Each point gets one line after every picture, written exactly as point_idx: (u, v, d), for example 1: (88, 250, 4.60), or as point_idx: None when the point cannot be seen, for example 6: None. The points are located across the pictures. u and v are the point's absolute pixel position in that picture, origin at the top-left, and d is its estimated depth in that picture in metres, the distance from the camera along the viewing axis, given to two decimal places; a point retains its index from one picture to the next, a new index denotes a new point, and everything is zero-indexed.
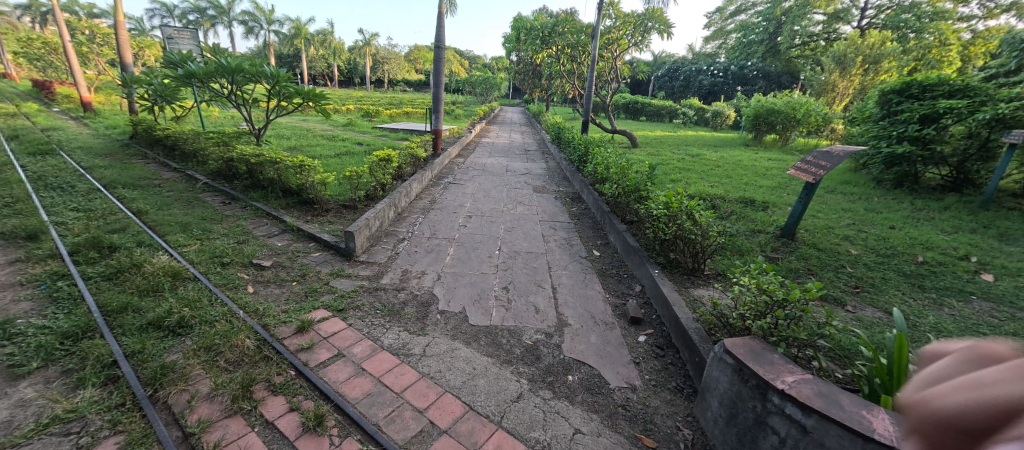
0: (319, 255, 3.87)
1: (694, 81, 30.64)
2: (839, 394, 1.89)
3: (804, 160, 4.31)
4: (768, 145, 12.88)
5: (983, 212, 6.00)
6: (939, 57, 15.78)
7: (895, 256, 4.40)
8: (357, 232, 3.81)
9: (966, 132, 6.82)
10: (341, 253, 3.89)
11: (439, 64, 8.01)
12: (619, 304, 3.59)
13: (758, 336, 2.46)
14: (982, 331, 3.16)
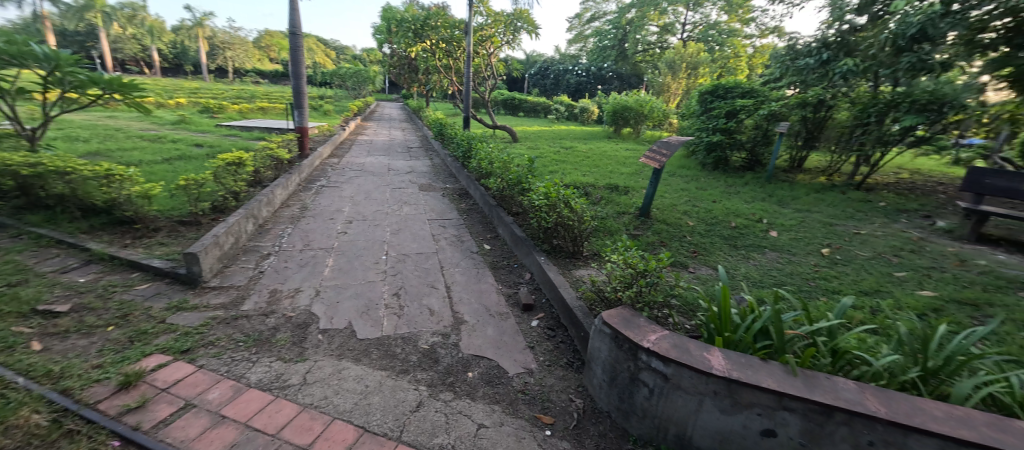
0: (148, 287, 3.17)
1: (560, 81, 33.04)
2: (687, 342, 2.22)
3: (652, 150, 4.86)
4: (625, 137, 14.48)
5: (770, 185, 7.70)
6: (735, 66, 19.86)
7: (718, 224, 5.35)
8: (201, 253, 3.23)
9: (756, 125, 8.76)
10: (182, 281, 3.26)
11: (298, 54, 7.21)
12: (511, 294, 3.68)
13: (628, 304, 2.75)
14: (774, 273, 4.05)
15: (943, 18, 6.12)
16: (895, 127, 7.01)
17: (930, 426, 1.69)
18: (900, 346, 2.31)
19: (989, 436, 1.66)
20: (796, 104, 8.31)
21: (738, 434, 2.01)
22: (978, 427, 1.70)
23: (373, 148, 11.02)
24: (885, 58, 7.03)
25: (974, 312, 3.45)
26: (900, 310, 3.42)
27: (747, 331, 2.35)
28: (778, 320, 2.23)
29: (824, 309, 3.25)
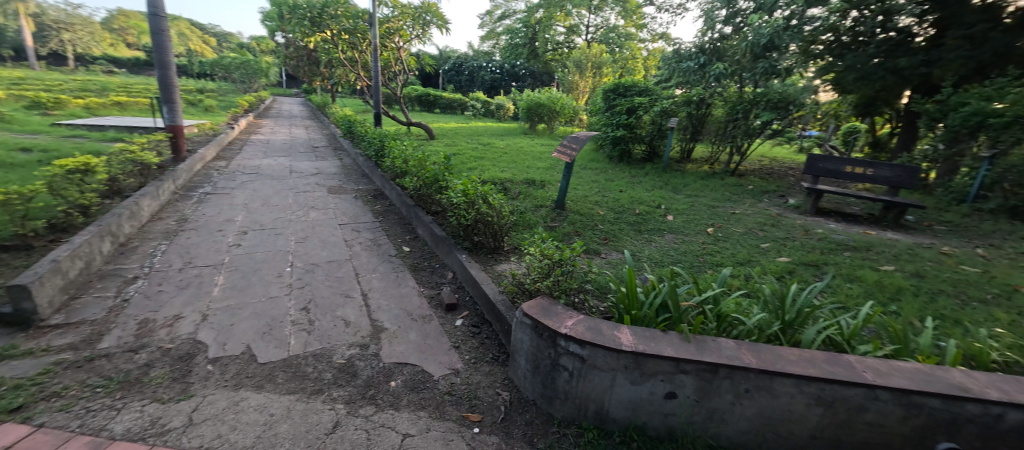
0: None
1: (475, 78, 33.06)
2: (598, 323, 2.34)
3: (563, 144, 5.02)
4: (539, 133, 14.92)
5: (667, 175, 8.47)
6: (634, 67, 21.58)
7: (624, 211, 5.76)
8: (33, 285, 2.64)
9: (652, 121, 9.59)
10: (6, 321, 2.63)
11: (160, 39, 6.21)
12: (433, 295, 3.58)
13: (546, 294, 2.85)
14: (672, 253, 4.48)
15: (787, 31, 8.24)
16: (756, 122, 8.34)
17: (789, 369, 2.01)
18: (766, 306, 2.79)
19: (828, 370, 2.04)
20: (682, 103, 9.32)
21: (647, 401, 2.19)
22: (819, 364, 2.07)
23: (271, 147, 9.98)
24: (747, 63, 8.48)
25: (820, 272, 4.19)
26: (763, 274, 4.07)
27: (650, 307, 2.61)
28: (674, 295, 2.51)
29: (712, 281, 3.70)
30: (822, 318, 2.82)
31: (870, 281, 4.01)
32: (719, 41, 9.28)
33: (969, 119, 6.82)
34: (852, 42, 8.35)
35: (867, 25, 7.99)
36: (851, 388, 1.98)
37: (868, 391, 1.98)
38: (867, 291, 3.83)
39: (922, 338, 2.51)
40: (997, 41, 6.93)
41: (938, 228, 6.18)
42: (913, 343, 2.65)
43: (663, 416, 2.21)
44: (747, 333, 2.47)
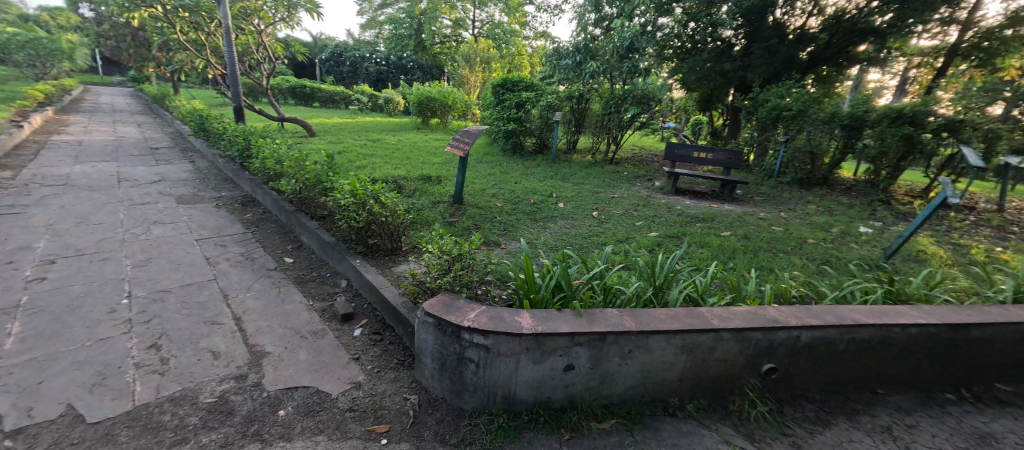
0: None
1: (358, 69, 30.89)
2: (498, 312, 2.42)
3: (456, 138, 4.94)
4: (433, 128, 14.56)
5: (557, 166, 8.93)
6: (521, 63, 22.31)
7: (520, 201, 5.93)
8: None
9: (540, 115, 9.97)
10: None
11: None
12: (325, 308, 3.25)
13: (447, 290, 2.81)
14: (566, 237, 4.74)
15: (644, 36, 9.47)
16: (626, 116, 9.31)
17: (659, 327, 2.38)
18: (641, 275, 3.28)
19: (688, 322, 2.48)
20: (565, 97, 9.85)
21: (549, 377, 2.37)
22: (681, 319, 2.50)
23: (88, 151, 7.99)
24: (614, 63, 9.72)
25: (681, 242, 4.82)
26: (639, 248, 4.54)
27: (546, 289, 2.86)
28: (566, 275, 2.82)
29: (598, 258, 4.01)
30: (684, 280, 3.30)
31: (715, 246, 4.79)
32: (590, 41, 10.40)
33: (771, 113, 8.96)
34: (691, 48, 10.21)
35: (700, 35, 9.69)
36: (704, 334, 2.44)
37: (715, 334, 2.46)
38: (713, 254, 4.56)
39: (749, 285, 3.17)
40: (784, 53, 9.21)
41: (758, 199, 7.58)
42: (745, 291, 3.27)
43: (564, 388, 2.42)
44: (627, 299, 2.94)
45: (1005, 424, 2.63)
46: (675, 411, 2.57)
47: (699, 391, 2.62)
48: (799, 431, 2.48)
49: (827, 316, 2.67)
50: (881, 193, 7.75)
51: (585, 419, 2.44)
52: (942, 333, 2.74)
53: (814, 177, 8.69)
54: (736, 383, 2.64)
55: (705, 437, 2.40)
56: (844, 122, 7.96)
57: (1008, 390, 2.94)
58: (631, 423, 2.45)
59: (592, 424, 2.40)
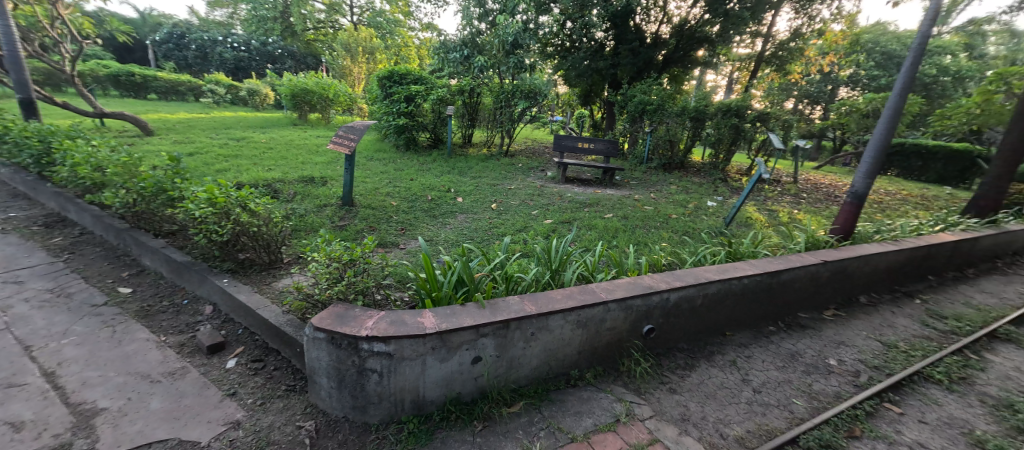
0: None
1: (209, 55, 26.44)
2: (399, 315, 2.33)
3: (338, 135, 4.48)
4: (314, 124, 13.27)
5: (453, 160, 8.77)
6: (408, 54, 21.36)
7: (417, 198, 5.67)
8: None
9: (433, 109, 9.57)
10: None
11: None
12: (184, 341, 2.72)
13: (340, 301, 2.56)
14: (468, 232, 4.66)
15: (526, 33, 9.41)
16: (517, 110, 9.62)
17: (556, 307, 2.58)
18: (539, 261, 3.41)
19: (580, 299, 2.74)
20: (457, 91, 9.73)
21: (457, 373, 2.38)
22: (575, 296, 2.75)
23: None
24: (501, 58, 9.81)
25: (573, 227, 5.09)
26: (536, 236, 4.69)
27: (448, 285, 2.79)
28: (467, 268, 2.78)
29: (499, 249, 4.05)
30: (576, 260, 3.51)
31: (601, 227, 5.16)
32: (477, 35, 10.13)
33: (639, 107, 9.98)
34: (570, 46, 10.93)
35: (575, 35, 10.38)
36: (595, 307, 2.74)
37: (604, 307, 2.78)
38: (600, 235, 4.93)
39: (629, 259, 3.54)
40: (645, 54, 10.43)
41: (633, 184, 8.39)
42: (626, 265, 3.63)
43: (473, 380, 2.46)
44: (528, 285, 3.01)
45: (808, 343, 3.61)
46: (576, 382, 2.83)
47: (595, 360, 2.93)
48: (673, 377, 3.00)
49: (688, 277, 3.26)
50: (720, 173, 9.35)
51: (495, 406, 2.52)
52: (766, 281, 3.60)
53: (673, 160, 9.92)
54: (625, 347, 3.03)
55: (603, 398, 2.71)
56: (691, 115, 9.54)
57: (808, 316, 4.04)
58: (539, 401, 2.61)
59: (502, 410, 2.49)
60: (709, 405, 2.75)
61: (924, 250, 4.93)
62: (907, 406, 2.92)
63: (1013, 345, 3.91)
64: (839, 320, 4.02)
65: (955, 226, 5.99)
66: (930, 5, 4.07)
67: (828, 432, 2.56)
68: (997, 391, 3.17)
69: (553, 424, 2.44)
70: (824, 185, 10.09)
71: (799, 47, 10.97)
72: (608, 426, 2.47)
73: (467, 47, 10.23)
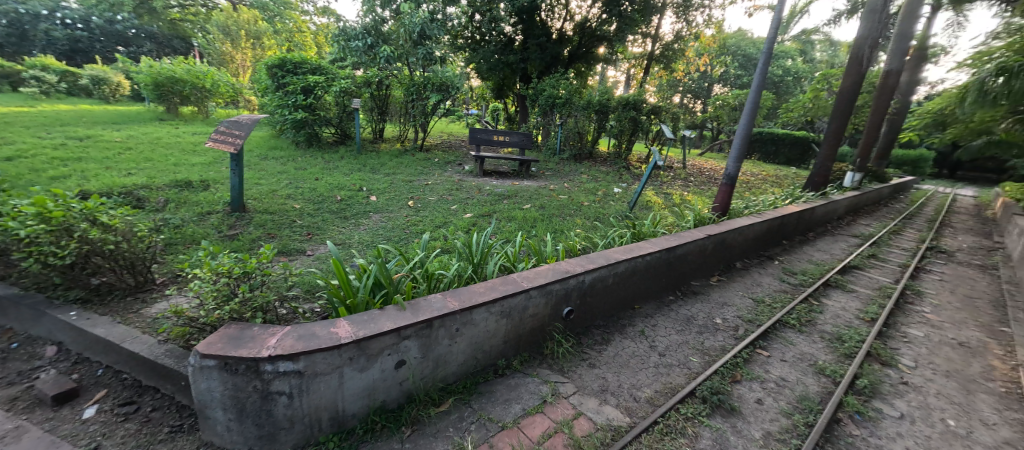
0: None
1: (32, 34, 21.46)
2: (308, 327, 2.10)
3: (218, 131, 3.90)
4: (188, 118, 11.52)
5: (362, 157, 8.20)
6: (301, 40, 19.57)
7: (323, 200, 5.17)
8: None
9: (335, 102, 8.84)
10: None
11: None
12: (17, 395, 2.17)
13: (232, 321, 2.22)
14: (382, 232, 4.39)
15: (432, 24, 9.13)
16: (430, 103, 9.30)
17: (479, 301, 2.53)
18: (460, 256, 3.31)
19: (502, 289, 2.72)
20: (363, 83, 9.11)
21: (379, 380, 2.23)
22: (497, 288, 2.73)
23: None
24: (408, 49, 9.39)
25: (492, 220, 5.07)
26: (456, 231, 4.57)
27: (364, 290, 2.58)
28: (384, 270, 2.59)
29: (417, 247, 3.87)
30: (497, 252, 3.49)
31: (520, 218, 5.21)
32: (380, 23, 9.70)
33: (549, 100, 10.29)
34: (479, 39, 10.82)
35: (486, 27, 10.21)
36: (518, 296, 2.74)
37: (526, 294, 2.80)
38: (518, 226, 4.96)
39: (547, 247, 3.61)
40: (552, 49, 10.74)
41: (548, 174, 8.62)
42: (545, 253, 3.69)
43: (398, 386, 2.32)
44: (450, 281, 2.91)
45: (699, 306, 4.01)
46: (504, 371, 2.82)
47: (521, 347, 2.94)
48: (592, 353, 3.13)
49: (600, 259, 3.42)
50: (624, 162, 10.06)
51: (423, 408, 2.41)
52: (665, 257, 3.93)
53: (583, 151, 10.43)
54: (547, 331, 3.09)
55: (529, 383, 2.74)
56: (595, 108, 10.09)
57: (699, 283, 4.50)
58: (468, 396, 2.56)
59: (430, 410, 2.39)
60: (624, 373, 2.93)
61: (779, 220, 5.81)
62: (774, 350, 3.40)
63: (841, 289, 4.75)
64: (722, 284, 4.55)
65: (799, 199, 7.14)
66: (774, 16, 4.73)
67: (717, 380, 2.88)
68: (833, 328, 3.84)
69: (483, 416, 2.42)
70: (707, 170, 11.37)
71: (681, 48, 12.14)
72: (536, 408, 2.51)
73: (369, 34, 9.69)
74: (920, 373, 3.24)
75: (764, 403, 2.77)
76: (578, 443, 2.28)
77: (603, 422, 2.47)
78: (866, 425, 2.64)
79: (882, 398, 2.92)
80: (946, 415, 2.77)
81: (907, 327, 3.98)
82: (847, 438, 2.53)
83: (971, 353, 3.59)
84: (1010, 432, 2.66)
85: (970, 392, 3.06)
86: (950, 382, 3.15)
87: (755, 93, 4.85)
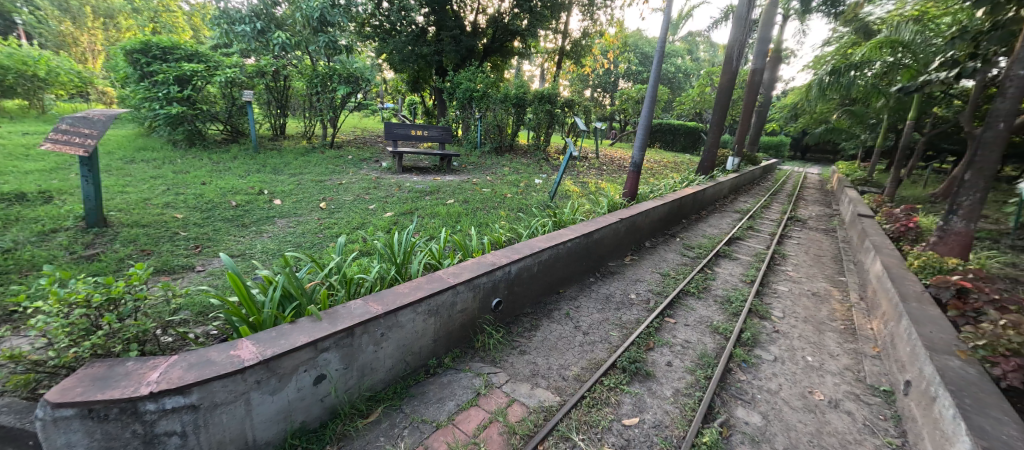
0: None
1: None
2: (201, 354, 1.81)
3: (58, 130, 3.21)
4: (17, 114, 9.40)
5: (259, 155, 7.41)
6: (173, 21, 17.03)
7: (214, 208, 4.54)
8: None
9: (219, 93, 7.80)
10: None
11: None
12: None
13: (97, 358, 1.82)
14: (289, 239, 3.98)
15: (333, 9, 8.45)
16: (337, 96, 8.66)
17: (404, 301, 2.39)
18: (381, 257, 3.11)
19: (428, 287, 2.60)
20: (255, 73, 8.18)
21: (295, 401, 2.01)
22: (421, 286, 2.60)
23: None
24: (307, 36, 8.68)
25: (414, 217, 4.87)
26: (376, 231, 4.31)
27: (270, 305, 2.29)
28: (293, 280, 2.32)
29: (332, 253, 3.57)
30: (421, 250, 3.34)
31: (444, 214, 5.07)
32: (272, 7, 8.81)
33: (466, 94, 10.17)
34: (389, 29, 10.22)
35: (394, 16, 9.78)
36: (445, 293, 2.64)
37: (453, 290, 2.70)
38: (442, 222, 4.81)
39: (472, 241, 3.55)
40: (466, 42, 10.55)
41: (470, 168, 8.53)
42: (470, 247, 3.62)
43: (318, 403, 2.11)
44: (372, 285, 2.71)
45: (616, 284, 4.23)
46: (436, 369, 2.71)
47: (451, 343, 2.85)
48: (522, 340, 3.15)
49: (524, 248, 3.44)
50: (543, 153, 10.32)
51: (349, 422, 2.23)
52: (584, 242, 4.08)
53: (503, 144, 10.50)
54: (477, 324, 3.03)
55: (462, 378, 2.67)
56: (513, 102, 10.19)
57: (615, 264, 4.75)
58: (399, 401, 2.42)
59: (357, 423, 2.21)
60: (552, 356, 2.99)
61: (678, 202, 6.36)
62: (678, 316, 3.70)
63: (732, 257, 5.34)
64: (635, 263, 4.86)
65: (692, 182, 7.89)
66: (665, 16, 5.13)
67: (634, 350, 3.06)
68: (723, 291, 4.30)
69: (416, 419, 2.31)
70: (618, 159, 12.09)
71: (589, 45, 12.71)
72: (470, 402, 2.46)
73: (257, 18, 8.70)
74: (787, 321, 3.75)
75: (673, 364, 3.00)
76: (513, 430, 2.27)
77: (535, 404, 2.49)
78: (749, 371, 2.99)
79: (761, 345, 3.32)
80: (806, 353, 3.25)
81: (777, 284, 4.60)
82: (736, 384, 2.83)
83: (822, 300, 4.25)
84: (849, 360, 3.19)
85: (823, 331, 3.62)
86: (809, 326, 3.69)
87: (653, 88, 5.15)
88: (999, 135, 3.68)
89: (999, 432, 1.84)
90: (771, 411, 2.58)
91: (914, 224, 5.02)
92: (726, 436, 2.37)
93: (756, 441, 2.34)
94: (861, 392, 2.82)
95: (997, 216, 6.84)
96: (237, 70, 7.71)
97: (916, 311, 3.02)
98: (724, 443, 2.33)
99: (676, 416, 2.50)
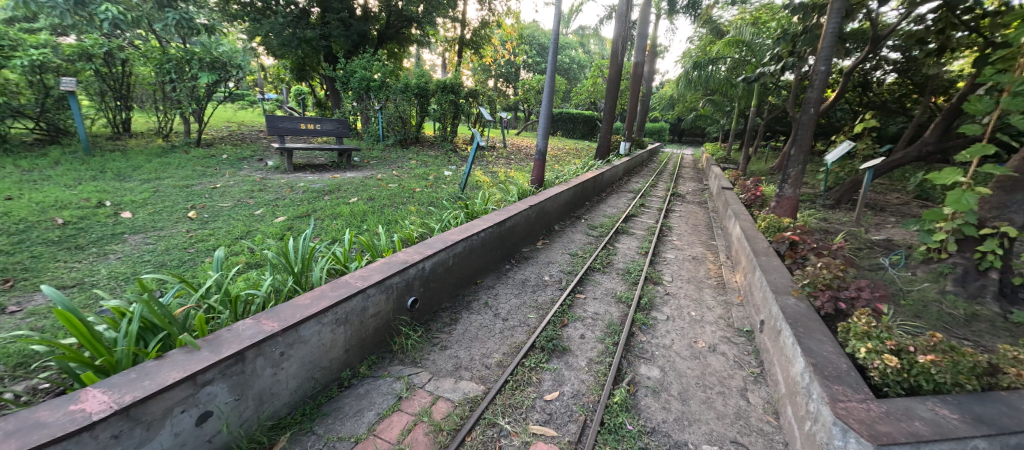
0: None
1: None
2: (24, 416, 1.40)
3: None
4: None
5: (93, 159, 6.07)
6: None
7: (31, 228, 3.61)
8: None
9: (21, 81, 6.17)
10: None
11: None
12: None
13: None
14: (145, 258, 3.33)
15: None
16: (197, 84, 7.44)
17: (306, 314, 2.12)
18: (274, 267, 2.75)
19: (333, 295, 2.34)
20: (77, 56, 6.55)
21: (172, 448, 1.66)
22: (326, 295, 2.33)
23: None
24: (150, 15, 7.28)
25: (312, 220, 4.41)
26: (265, 240, 3.81)
27: (124, 341, 1.84)
28: (155, 307, 1.89)
29: (209, 270, 3.08)
30: (323, 255, 3.01)
31: (347, 214, 4.68)
32: None
33: (361, 83, 9.42)
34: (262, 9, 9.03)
35: None
36: (352, 299, 2.40)
37: (362, 294, 2.47)
38: (345, 222, 4.43)
39: (381, 240, 3.28)
40: (358, 27, 9.79)
41: (373, 163, 8.00)
42: (379, 247, 3.36)
43: (205, 443, 1.78)
44: (265, 300, 2.37)
45: (530, 269, 4.30)
46: (350, 381, 2.48)
47: (365, 351, 2.62)
48: (442, 336, 3.03)
49: (437, 243, 3.29)
50: (450, 145, 10.09)
51: None
52: (497, 231, 4.06)
53: (408, 136, 10.06)
54: (393, 326, 2.83)
55: (380, 385, 2.48)
56: (414, 92, 9.66)
57: (528, 250, 4.82)
58: (309, 423, 2.15)
59: None
60: (473, 346, 2.92)
61: (580, 186, 6.66)
62: (588, 291, 3.89)
63: (627, 233, 5.77)
64: (546, 246, 4.99)
65: (592, 167, 8.35)
66: (555, 9, 5.29)
67: (550, 329, 3.13)
68: (623, 264, 4.61)
69: (332, 437, 2.08)
70: (523, 147, 12.33)
71: (487, 35, 12.68)
72: (390, 408, 2.29)
73: None
74: (675, 284, 4.15)
75: (585, 337, 3.13)
76: (439, 427, 2.17)
77: (460, 398, 2.41)
78: (648, 332, 3.24)
79: (655, 308, 3.63)
80: (692, 310, 3.63)
81: (665, 253, 5.08)
82: (639, 345, 3.05)
83: (700, 263, 4.80)
84: (722, 310, 3.65)
85: (702, 289, 4.08)
86: (691, 286, 4.14)
87: (551, 78, 5.25)
88: (812, 118, 4.43)
89: (822, 350, 2.20)
90: (666, 364, 2.83)
91: (761, 193, 5.89)
92: (633, 392, 2.53)
93: (657, 392, 2.55)
94: (731, 335, 3.23)
95: (816, 182, 8.40)
96: (47, 51, 6.10)
97: (765, 262, 3.54)
98: (631, 399, 2.48)
99: (591, 382, 2.61)
